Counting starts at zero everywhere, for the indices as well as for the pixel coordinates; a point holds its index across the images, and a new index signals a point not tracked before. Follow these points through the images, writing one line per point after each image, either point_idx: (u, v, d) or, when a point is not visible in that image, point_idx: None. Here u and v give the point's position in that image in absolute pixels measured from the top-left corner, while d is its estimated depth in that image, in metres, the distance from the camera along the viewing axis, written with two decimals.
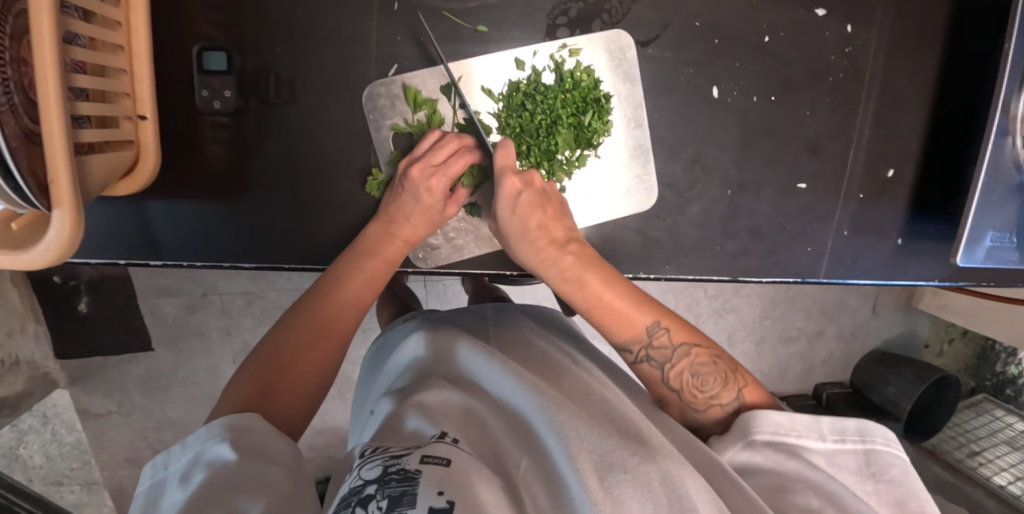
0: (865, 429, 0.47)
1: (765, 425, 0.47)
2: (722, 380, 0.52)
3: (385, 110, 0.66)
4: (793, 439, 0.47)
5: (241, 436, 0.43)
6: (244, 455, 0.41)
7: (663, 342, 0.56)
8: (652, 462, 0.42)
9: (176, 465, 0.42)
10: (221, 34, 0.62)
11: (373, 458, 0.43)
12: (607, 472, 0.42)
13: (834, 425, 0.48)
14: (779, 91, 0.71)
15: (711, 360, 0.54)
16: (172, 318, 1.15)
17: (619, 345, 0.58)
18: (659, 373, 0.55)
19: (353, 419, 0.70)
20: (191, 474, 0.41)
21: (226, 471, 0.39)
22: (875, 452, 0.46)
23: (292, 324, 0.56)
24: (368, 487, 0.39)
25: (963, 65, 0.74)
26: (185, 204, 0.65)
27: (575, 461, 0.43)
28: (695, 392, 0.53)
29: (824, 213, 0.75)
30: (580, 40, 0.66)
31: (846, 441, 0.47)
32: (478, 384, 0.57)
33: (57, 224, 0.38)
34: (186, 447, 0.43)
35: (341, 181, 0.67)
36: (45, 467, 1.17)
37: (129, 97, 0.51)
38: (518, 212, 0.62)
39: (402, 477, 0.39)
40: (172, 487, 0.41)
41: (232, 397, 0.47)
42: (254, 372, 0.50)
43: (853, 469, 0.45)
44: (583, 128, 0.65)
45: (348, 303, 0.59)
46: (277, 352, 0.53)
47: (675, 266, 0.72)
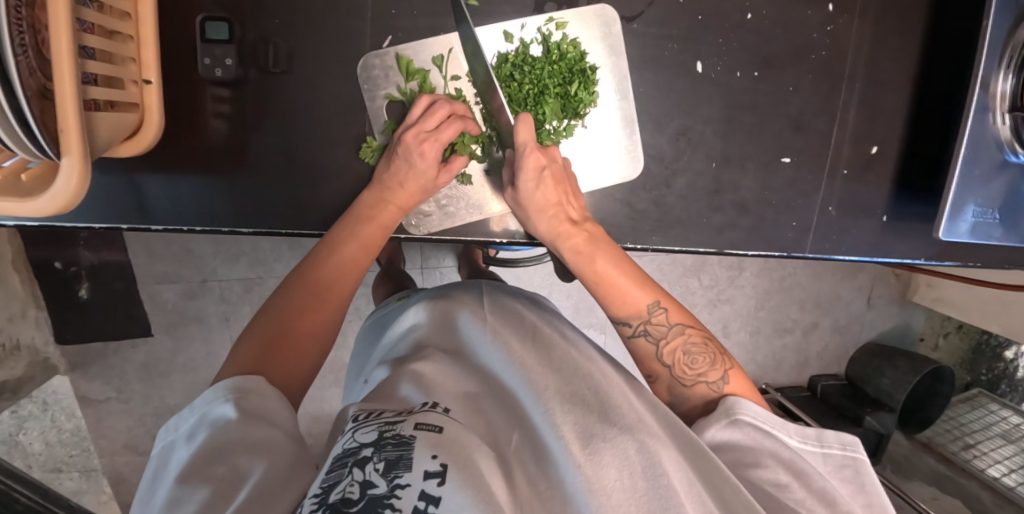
0: (824, 435, 0.49)
1: (746, 409, 0.50)
2: (710, 359, 0.54)
3: (380, 81, 0.68)
4: (767, 427, 0.49)
5: (246, 399, 0.44)
6: (246, 416, 0.43)
7: (661, 320, 0.57)
8: (632, 434, 0.44)
9: (184, 426, 0.44)
10: (221, 8, 0.64)
11: (366, 423, 0.43)
12: (590, 442, 0.44)
13: (798, 429, 0.50)
14: (763, 69, 0.73)
15: (702, 341, 0.56)
16: (172, 303, 1.17)
17: (618, 320, 0.60)
18: (653, 348, 0.57)
19: (349, 388, 0.72)
20: (196, 433, 0.42)
21: (230, 428, 0.41)
22: (831, 455, 0.48)
23: (289, 286, 0.57)
24: (364, 449, 0.39)
25: (943, 44, 0.75)
26: (184, 172, 0.67)
27: (560, 432, 0.45)
28: (685, 368, 0.54)
29: (809, 190, 0.76)
30: (567, 14, 0.68)
31: (807, 442, 0.49)
32: (472, 358, 0.58)
33: (65, 174, 0.40)
34: (193, 409, 0.45)
35: (335, 149, 0.69)
36: (44, 454, 1.19)
37: (135, 62, 0.52)
38: (540, 187, 0.64)
39: (397, 442, 0.40)
40: (178, 445, 0.42)
41: (235, 360, 0.49)
42: (257, 337, 0.52)
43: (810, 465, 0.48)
44: (569, 99, 0.68)
45: (345, 267, 0.60)
46: (276, 316, 0.54)
47: (661, 237, 0.74)
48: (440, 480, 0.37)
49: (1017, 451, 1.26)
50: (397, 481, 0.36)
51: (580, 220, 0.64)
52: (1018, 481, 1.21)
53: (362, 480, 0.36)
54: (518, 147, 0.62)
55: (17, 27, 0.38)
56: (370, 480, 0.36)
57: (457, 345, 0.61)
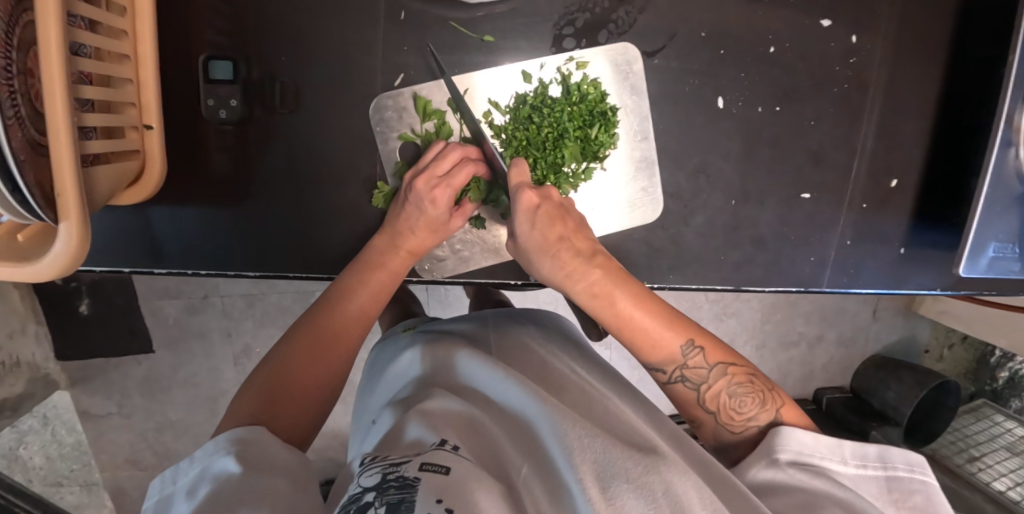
0: (886, 455, 0.48)
1: (791, 443, 0.48)
2: (757, 399, 0.53)
3: (392, 123, 0.66)
4: (817, 459, 0.48)
5: (246, 450, 0.43)
6: (248, 467, 0.40)
7: (699, 362, 0.55)
8: (655, 472, 0.42)
9: (184, 479, 0.42)
10: (227, 41, 0.62)
11: (372, 466, 0.43)
12: (609, 482, 0.42)
13: (855, 450, 0.49)
14: (783, 101, 0.71)
15: (747, 380, 0.54)
16: (173, 319, 1.15)
17: (651, 365, 0.57)
18: (693, 394, 0.55)
19: (354, 429, 0.70)
20: (197, 488, 0.40)
21: (232, 481, 0.39)
22: (895, 479, 0.47)
23: (296, 338, 0.56)
24: (366, 494, 0.39)
25: (970, 78, 0.74)
26: (187, 210, 0.65)
27: (576, 470, 0.42)
28: (733, 414, 0.53)
29: (827, 222, 0.75)
30: (588, 53, 0.66)
31: (866, 466, 0.47)
32: (480, 391, 0.57)
33: (63, 237, 0.38)
34: (194, 461, 0.42)
35: (345, 189, 0.67)
36: (45, 468, 1.15)
37: (135, 106, 0.51)
38: (535, 225, 0.58)
39: (400, 484, 0.39)
40: (179, 501, 0.40)
41: (237, 408, 0.48)
42: (259, 388, 0.50)
43: (875, 493, 0.46)
44: (588, 141, 0.66)
45: (354, 319, 0.59)
46: (280, 368, 0.53)
47: (679, 275, 0.72)
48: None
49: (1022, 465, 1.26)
50: None
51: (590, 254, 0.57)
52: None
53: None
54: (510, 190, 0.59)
55: (8, 85, 0.36)
56: None
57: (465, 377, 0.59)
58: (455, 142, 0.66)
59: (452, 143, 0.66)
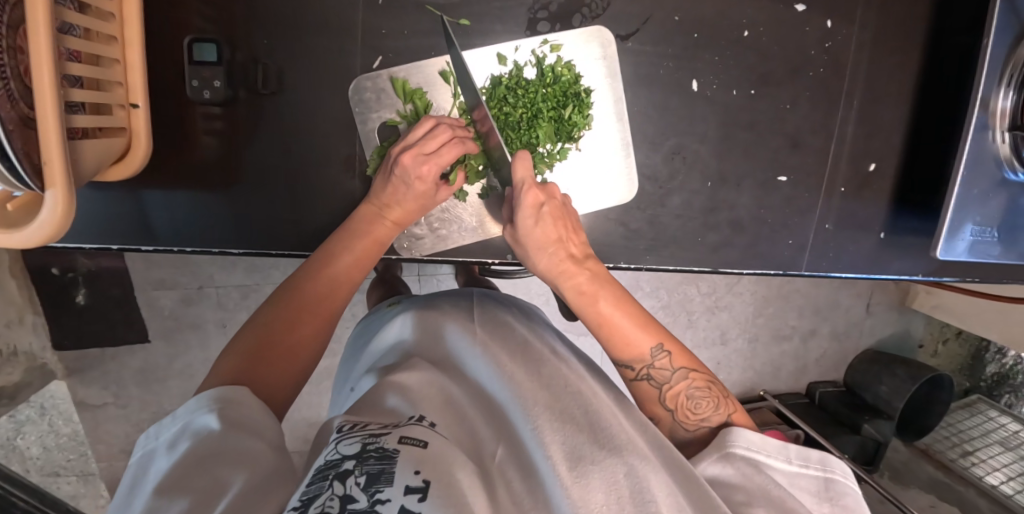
0: (827, 459, 0.48)
1: (740, 440, 0.49)
2: (714, 404, 0.54)
3: (372, 103, 0.67)
4: (761, 456, 0.48)
5: (229, 409, 0.44)
6: (229, 426, 0.42)
7: (665, 364, 0.56)
8: (620, 454, 0.44)
9: (165, 435, 0.43)
10: (211, 26, 0.63)
11: (351, 435, 0.43)
12: (578, 462, 0.43)
13: (799, 452, 0.49)
14: (759, 86, 0.72)
15: (707, 386, 0.55)
16: (169, 309, 1.17)
17: (620, 362, 0.58)
18: (655, 392, 0.56)
19: (335, 394, 0.71)
20: (177, 441, 0.42)
21: (215, 438, 0.41)
22: (833, 481, 0.47)
23: (278, 299, 0.57)
24: (345, 462, 0.39)
25: (943, 63, 0.75)
26: (178, 191, 0.66)
27: (547, 451, 0.44)
28: (688, 413, 0.54)
29: (806, 208, 0.76)
30: (562, 35, 0.67)
31: (807, 466, 0.48)
32: (460, 370, 0.58)
33: (50, 204, 0.40)
34: (176, 417, 0.44)
35: (328, 169, 0.68)
36: (42, 458, 1.20)
37: (123, 86, 0.52)
38: (540, 222, 0.61)
39: (380, 455, 0.40)
40: (158, 454, 0.41)
41: (220, 369, 0.49)
42: (240, 349, 0.51)
43: (812, 492, 0.46)
44: (562, 122, 0.67)
45: (338, 281, 0.60)
46: (263, 329, 0.53)
47: (656, 256, 0.73)
48: (421, 496, 0.37)
49: (1016, 459, 1.26)
50: (377, 496, 0.36)
51: (582, 258, 0.61)
52: (1016, 489, 1.20)
53: (342, 494, 0.36)
54: (516, 184, 0.60)
55: None
56: (350, 493, 0.36)
57: (445, 356, 0.61)
58: (445, 120, 0.66)
59: (443, 121, 0.65)
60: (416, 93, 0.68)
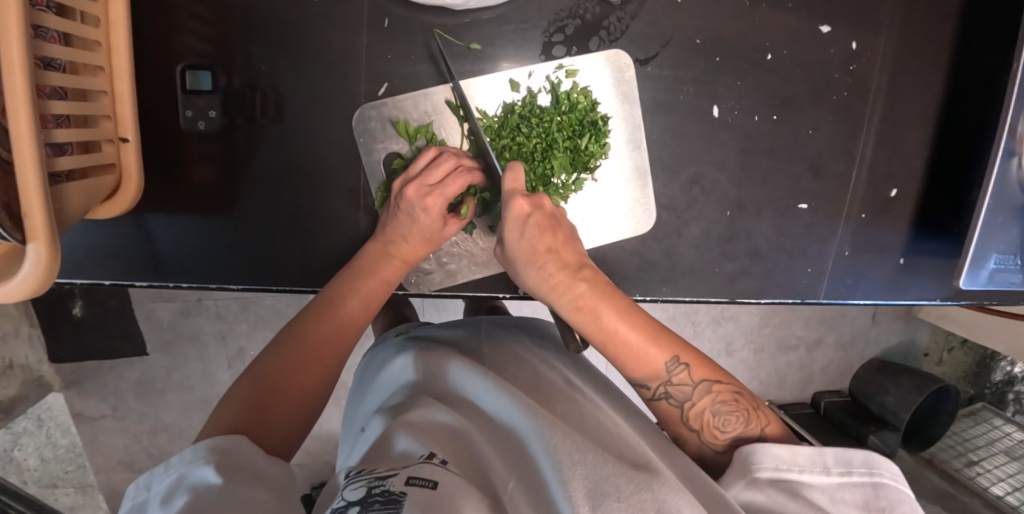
0: (872, 460, 0.45)
1: (767, 461, 0.46)
2: (743, 418, 0.52)
3: (377, 133, 0.65)
4: (794, 474, 0.45)
5: (227, 457, 0.42)
6: (229, 475, 0.40)
7: (683, 379, 0.54)
8: (647, 487, 0.41)
9: (158, 486, 0.41)
10: (210, 50, 0.61)
11: (358, 478, 0.42)
12: (601, 500, 0.40)
13: (839, 457, 0.45)
14: (781, 110, 0.70)
15: (733, 398, 0.53)
16: (167, 322, 1.14)
17: (636, 381, 0.56)
18: (677, 411, 0.54)
19: (342, 436, 0.68)
20: (172, 496, 0.39)
21: (210, 494, 0.38)
22: (881, 486, 0.43)
23: (282, 344, 0.55)
24: (349, 509, 0.38)
25: (970, 87, 0.72)
26: (173, 222, 0.64)
27: (567, 487, 0.41)
28: (715, 431, 0.52)
29: (825, 234, 0.73)
30: (577, 60, 0.65)
31: (851, 473, 0.44)
32: (470, 402, 0.55)
33: (31, 257, 0.37)
34: (170, 467, 0.41)
35: (331, 201, 0.66)
36: (39, 469, 1.18)
37: (110, 119, 0.49)
38: (525, 235, 0.58)
39: (386, 500, 0.38)
40: (153, 505, 0.39)
41: (218, 419, 0.47)
42: (243, 394, 0.49)
43: (859, 503, 0.43)
44: (578, 152, 0.65)
45: (343, 327, 0.58)
46: (263, 375, 0.52)
47: (672, 287, 0.71)
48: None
49: (1021, 469, 1.24)
50: None
51: (577, 270, 0.58)
52: (1021, 500, 1.20)
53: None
54: (504, 195, 0.58)
55: None
56: None
57: (455, 388, 0.58)
58: (448, 149, 0.64)
59: (446, 150, 0.64)
60: (421, 127, 0.65)
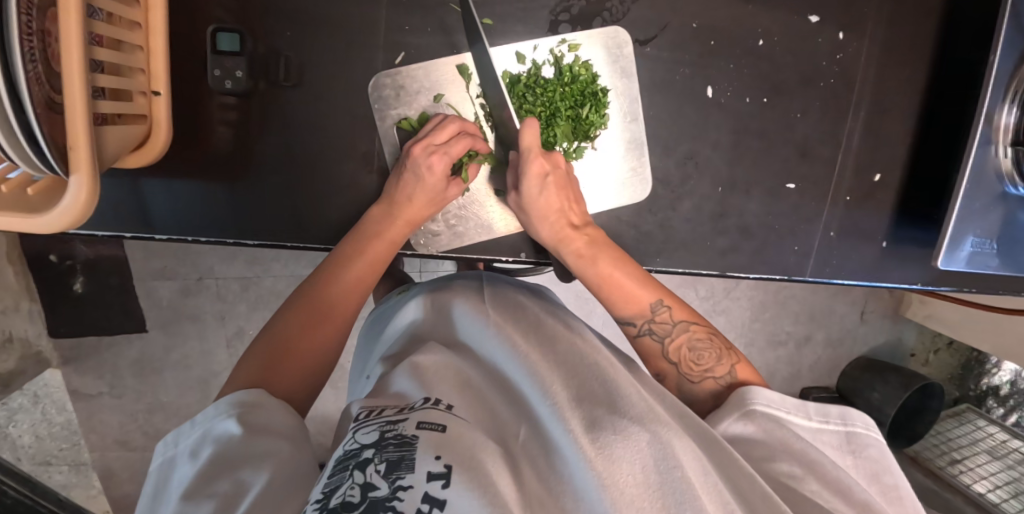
0: (847, 413, 0.50)
1: (759, 398, 0.50)
2: (717, 355, 0.55)
3: (390, 101, 0.68)
4: (782, 412, 0.49)
5: (249, 414, 0.44)
6: (250, 430, 0.43)
7: (665, 318, 0.59)
8: (643, 424, 0.42)
9: (186, 442, 0.44)
10: (233, 17, 0.64)
11: (368, 423, 0.42)
12: (599, 434, 0.41)
13: (819, 408, 0.50)
14: (772, 95, 0.73)
15: (708, 337, 0.57)
16: (168, 300, 1.15)
17: (623, 319, 0.61)
18: (659, 346, 0.58)
19: (351, 383, 0.71)
20: (200, 449, 0.42)
21: (235, 444, 0.41)
22: (854, 434, 0.49)
23: (295, 305, 0.57)
24: (365, 451, 0.39)
25: (951, 78, 0.76)
26: (186, 181, 0.66)
27: (567, 425, 0.42)
28: (692, 364, 0.56)
29: (812, 216, 0.77)
30: (580, 36, 0.68)
31: (828, 421, 0.49)
32: (473, 353, 0.57)
33: (74, 190, 0.40)
34: (196, 425, 0.44)
35: (345, 164, 0.69)
36: (34, 447, 1.18)
37: (144, 73, 0.53)
38: (544, 191, 0.64)
39: (400, 442, 0.39)
40: (181, 461, 0.42)
41: (241, 374, 0.49)
42: (259, 356, 0.51)
43: (834, 445, 0.48)
44: (579, 121, 0.69)
45: (353, 284, 0.61)
46: (277, 338, 0.54)
47: (666, 259, 0.74)
48: (445, 482, 0.35)
49: (1002, 468, 1.29)
50: (399, 483, 0.35)
51: (581, 226, 0.65)
52: (1003, 497, 1.24)
53: (363, 483, 0.36)
54: (523, 151, 0.62)
55: (28, 42, 0.37)
56: (371, 481, 0.36)
57: (460, 339, 0.60)
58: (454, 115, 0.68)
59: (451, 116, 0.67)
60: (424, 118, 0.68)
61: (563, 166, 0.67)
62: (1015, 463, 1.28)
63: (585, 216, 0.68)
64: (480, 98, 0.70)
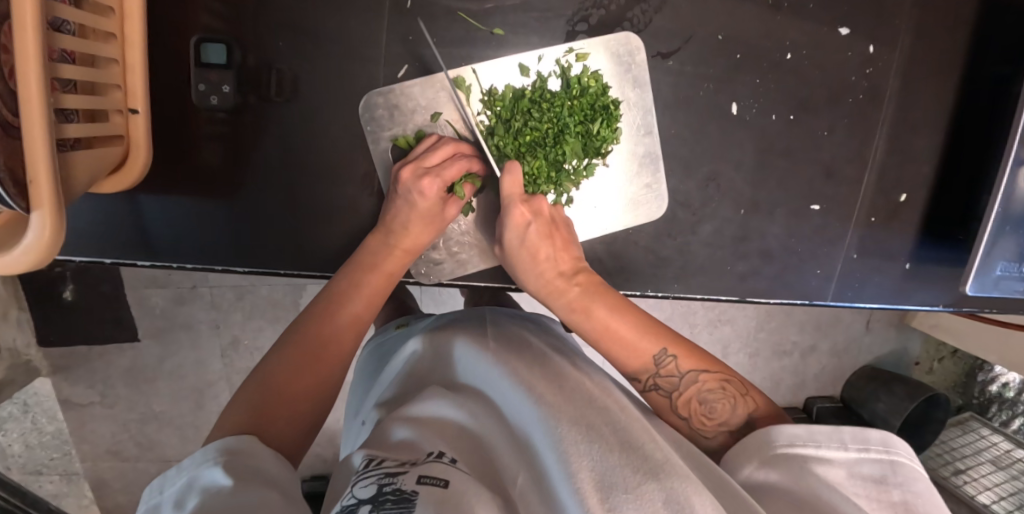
0: (888, 440, 0.44)
1: (779, 438, 0.46)
2: (729, 405, 0.53)
3: (383, 121, 0.64)
4: (809, 449, 0.45)
5: (240, 462, 0.41)
6: (240, 480, 0.38)
7: (671, 370, 0.56)
8: (656, 480, 0.39)
9: (171, 490, 0.40)
10: (227, 25, 0.60)
11: (370, 473, 0.40)
12: (609, 493, 0.38)
13: (856, 435, 0.44)
14: (799, 112, 0.69)
15: (719, 386, 0.54)
16: (160, 309, 1.11)
17: (629, 374, 0.58)
18: (666, 400, 0.56)
19: (348, 425, 0.69)
20: (184, 499, 0.38)
21: (222, 493, 0.37)
22: (898, 464, 0.42)
23: (288, 346, 0.55)
24: (360, 507, 0.36)
25: (984, 95, 0.72)
26: (174, 202, 0.62)
27: (575, 480, 0.39)
28: (704, 419, 0.53)
29: (835, 237, 0.73)
30: (588, 45, 0.64)
31: (869, 450, 0.43)
32: (474, 390, 0.54)
33: (35, 227, 0.36)
34: (181, 471, 0.40)
35: (347, 185, 0.65)
36: (24, 456, 1.15)
37: (121, 89, 0.48)
38: (524, 239, 0.62)
39: (398, 499, 0.36)
40: (164, 512, 0.38)
41: (229, 420, 0.46)
42: (249, 397, 0.49)
43: (875, 480, 0.42)
44: (590, 137, 0.63)
45: (348, 325, 0.58)
46: (269, 383, 0.51)
47: (684, 285, 0.71)
48: None
49: (1007, 479, 1.27)
50: None
51: (571, 273, 0.62)
52: (1008, 510, 1.22)
53: None
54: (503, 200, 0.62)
55: None
56: None
57: (460, 377, 0.57)
58: (447, 136, 0.65)
59: (445, 137, 0.65)
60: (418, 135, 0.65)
61: (548, 213, 0.64)
62: (1019, 474, 1.26)
63: (579, 256, 0.65)
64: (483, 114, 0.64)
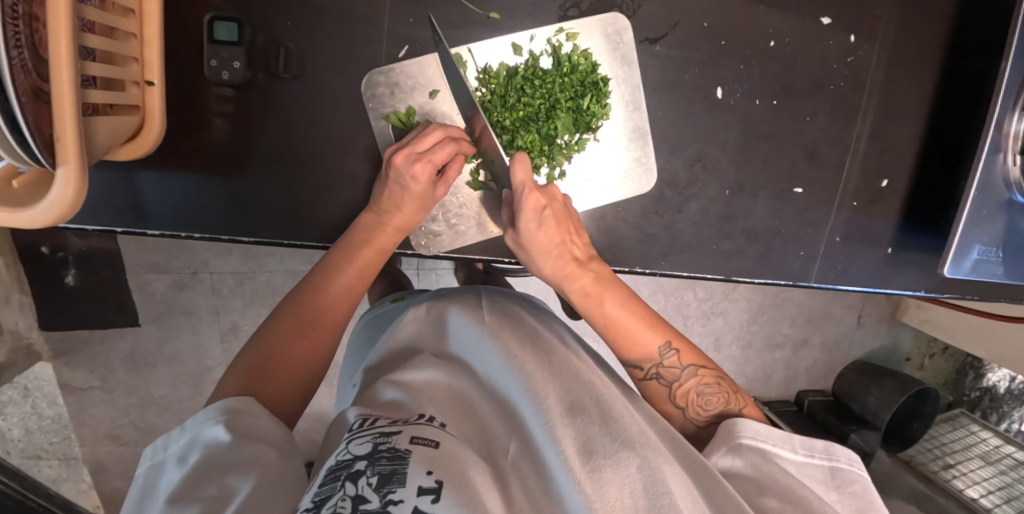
0: (832, 449, 0.50)
1: (747, 431, 0.49)
2: (722, 400, 0.56)
3: (384, 98, 0.66)
4: (768, 445, 0.49)
5: (238, 420, 0.43)
6: (241, 436, 0.42)
7: (673, 362, 0.58)
8: (633, 449, 0.42)
9: (174, 447, 0.43)
10: (232, 6, 0.62)
11: (362, 433, 0.41)
12: (590, 457, 0.41)
13: (804, 442, 0.50)
14: (782, 97, 0.72)
15: (715, 382, 0.57)
16: (161, 294, 1.13)
17: (630, 362, 0.60)
18: (665, 390, 0.58)
19: (339, 388, 0.71)
20: (188, 454, 0.41)
21: (222, 450, 0.40)
22: (838, 469, 0.49)
23: (281, 316, 0.56)
24: (357, 462, 0.37)
25: (961, 81, 0.75)
26: (178, 176, 0.64)
27: (558, 446, 0.41)
28: (698, 410, 0.56)
29: (818, 220, 0.76)
30: (578, 24, 0.67)
31: (814, 456, 0.49)
32: (464, 362, 0.56)
33: (61, 183, 0.38)
34: (185, 430, 0.43)
35: (348, 160, 0.67)
36: (24, 440, 1.16)
37: (138, 62, 0.51)
38: (543, 227, 0.60)
39: (392, 455, 0.38)
40: (169, 467, 0.41)
41: (227, 380, 0.49)
42: (244, 365, 0.50)
43: (819, 480, 0.48)
44: (581, 112, 0.67)
45: (341, 295, 0.60)
46: (263, 349, 0.52)
47: (671, 262, 0.73)
48: (435, 497, 0.35)
49: (995, 474, 1.28)
50: (390, 497, 0.35)
51: (586, 260, 0.62)
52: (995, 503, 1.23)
53: (354, 494, 0.34)
54: (517, 188, 0.58)
55: (13, 26, 0.35)
56: (362, 494, 0.35)
57: (451, 349, 0.59)
58: (437, 123, 0.66)
59: (434, 124, 0.66)
60: (411, 113, 0.67)
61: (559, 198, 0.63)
62: (1008, 469, 1.27)
63: (588, 247, 0.64)
64: (479, 90, 0.66)
